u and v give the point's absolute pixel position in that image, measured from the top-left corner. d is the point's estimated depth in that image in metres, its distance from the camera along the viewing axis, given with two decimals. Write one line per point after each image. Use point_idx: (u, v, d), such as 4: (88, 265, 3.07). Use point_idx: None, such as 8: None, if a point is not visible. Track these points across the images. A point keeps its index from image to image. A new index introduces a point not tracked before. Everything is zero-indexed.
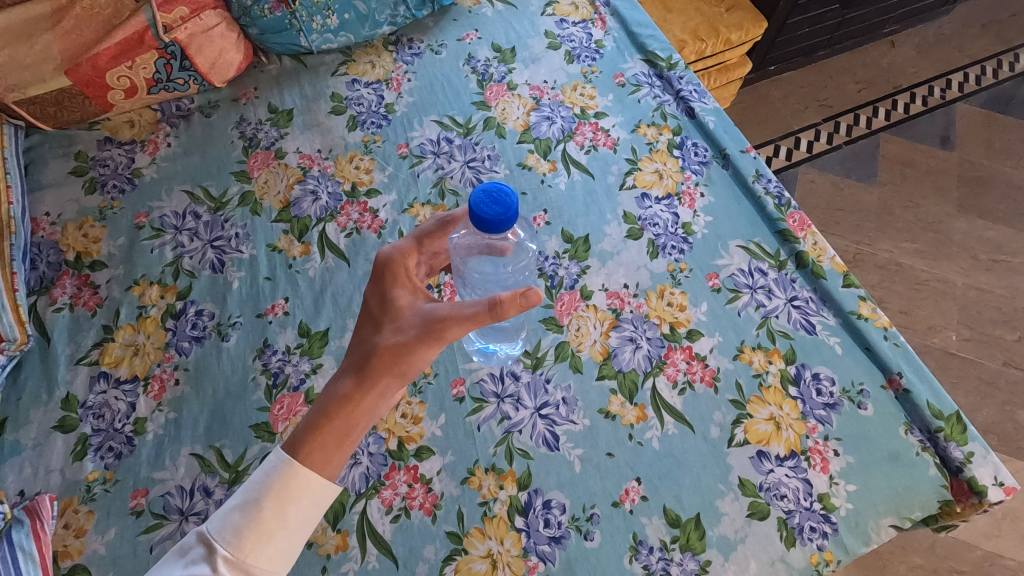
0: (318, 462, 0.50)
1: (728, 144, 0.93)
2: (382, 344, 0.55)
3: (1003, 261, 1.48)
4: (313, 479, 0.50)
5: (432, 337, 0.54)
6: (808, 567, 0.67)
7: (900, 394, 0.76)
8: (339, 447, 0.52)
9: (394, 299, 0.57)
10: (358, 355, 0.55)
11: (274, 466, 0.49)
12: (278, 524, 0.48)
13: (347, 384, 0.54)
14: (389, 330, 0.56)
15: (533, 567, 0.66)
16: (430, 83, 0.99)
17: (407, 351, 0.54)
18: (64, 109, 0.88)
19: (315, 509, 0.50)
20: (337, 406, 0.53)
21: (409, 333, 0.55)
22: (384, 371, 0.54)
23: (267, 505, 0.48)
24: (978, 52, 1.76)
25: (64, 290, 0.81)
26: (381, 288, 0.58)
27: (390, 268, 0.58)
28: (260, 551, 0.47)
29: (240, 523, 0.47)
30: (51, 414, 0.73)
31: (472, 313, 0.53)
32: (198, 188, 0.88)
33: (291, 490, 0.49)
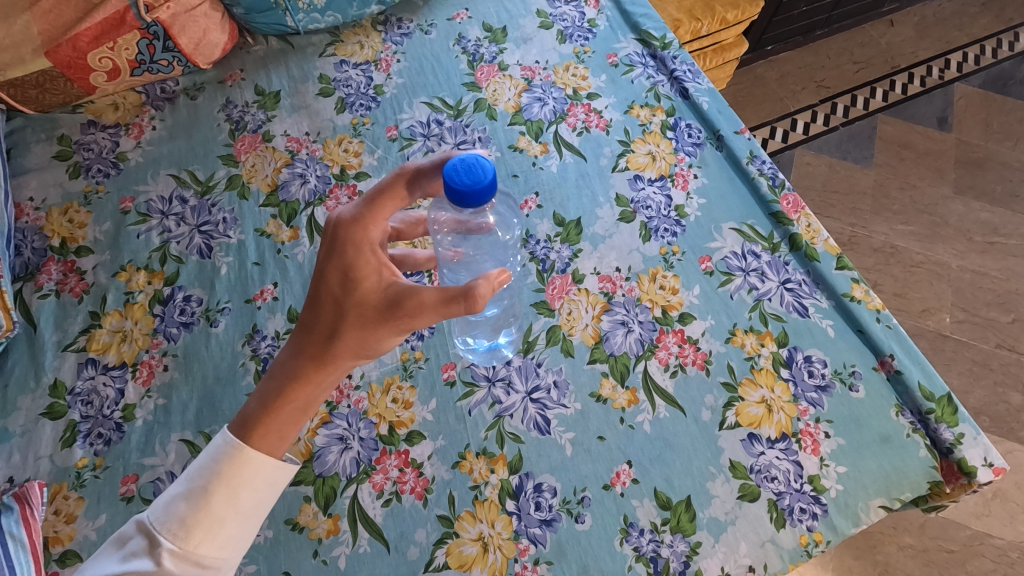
0: (275, 440, 0.53)
1: (722, 125, 0.92)
2: (345, 325, 0.55)
3: (998, 243, 1.48)
4: (265, 464, 0.52)
5: (398, 321, 0.54)
6: (798, 548, 0.68)
7: (892, 376, 0.75)
8: (295, 424, 0.54)
9: (358, 276, 0.54)
10: (320, 334, 0.55)
11: (221, 454, 0.51)
12: (227, 513, 0.50)
13: (309, 365, 0.55)
14: (353, 314, 0.55)
15: (524, 550, 0.67)
16: (419, 64, 0.97)
17: (371, 333, 0.55)
18: (46, 92, 0.87)
19: (267, 492, 0.53)
20: (298, 384, 0.54)
21: (374, 317, 0.54)
22: (346, 351, 0.55)
23: (216, 494, 0.50)
24: (978, 32, 1.74)
25: (50, 276, 0.80)
26: (344, 263, 0.54)
27: (354, 238, 0.54)
28: (210, 539, 0.49)
29: (187, 515, 0.49)
30: (39, 401, 0.73)
31: (442, 296, 0.52)
32: (185, 172, 0.87)
33: (241, 477, 0.51)
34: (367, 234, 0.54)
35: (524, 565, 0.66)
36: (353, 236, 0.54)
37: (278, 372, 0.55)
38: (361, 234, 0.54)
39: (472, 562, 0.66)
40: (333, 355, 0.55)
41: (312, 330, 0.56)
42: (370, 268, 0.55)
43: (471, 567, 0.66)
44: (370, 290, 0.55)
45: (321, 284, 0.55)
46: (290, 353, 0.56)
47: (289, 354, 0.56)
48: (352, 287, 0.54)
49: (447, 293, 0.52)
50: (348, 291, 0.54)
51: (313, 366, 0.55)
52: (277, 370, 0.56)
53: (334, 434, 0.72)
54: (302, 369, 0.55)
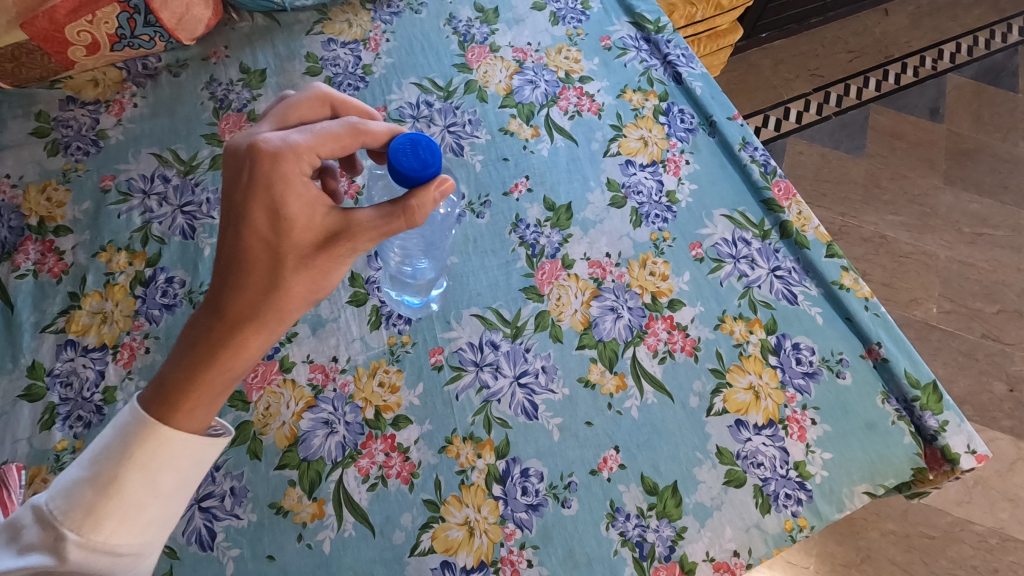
0: (206, 408, 0.51)
1: (715, 111, 0.91)
2: (286, 274, 0.52)
3: (986, 234, 1.49)
4: (185, 445, 0.50)
5: (342, 252, 0.53)
6: (782, 533, 0.68)
7: (879, 363, 0.76)
8: (227, 394, 0.51)
9: (287, 214, 0.51)
10: (251, 288, 0.52)
11: (131, 435, 0.48)
12: (144, 500, 0.48)
13: (243, 324, 0.51)
14: (293, 260, 0.52)
15: (510, 534, 0.67)
16: (409, 44, 0.95)
17: (313, 277, 0.53)
18: (22, 65, 0.84)
19: (189, 472, 0.51)
20: (237, 351, 0.51)
21: (315, 257, 0.52)
22: (289, 299, 0.52)
23: (129, 480, 0.48)
24: (972, 23, 1.74)
25: (27, 256, 0.78)
26: (269, 199, 0.50)
27: (279, 170, 0.50)
28: (125, 528, 0.48)
29: (93, 502, 0.46)
30: (16, 382, 0.71)
31: (389, 221, 0.53)
32: (167, 151, 0.85)
33: (156, 460, 0.48)
34: (302, 173, 0.51)
35: (510, 549, 0.66)
36: (276, 168, 0.50)
37: (204, 339, 0.51)
38: (281, 170, 0.50)
39: (457, 546, 0.66)
40: (273, 308, 0.52)
41: (238, 285, 0.52)
42: (301, 201, 0.51)
43: (457, 551, 0.66)
44: (305, 228, 0.52)
45: (244, 228, 0.51)
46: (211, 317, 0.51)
47: (209, 317, 0.52)
48: (283, 227, 0.51)
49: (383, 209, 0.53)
50: (278, 233, 0.51)
51: (252, 321, 0.51)
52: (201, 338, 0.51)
53: (319, 418, 0.71)
54: (231, 330, 0.51)
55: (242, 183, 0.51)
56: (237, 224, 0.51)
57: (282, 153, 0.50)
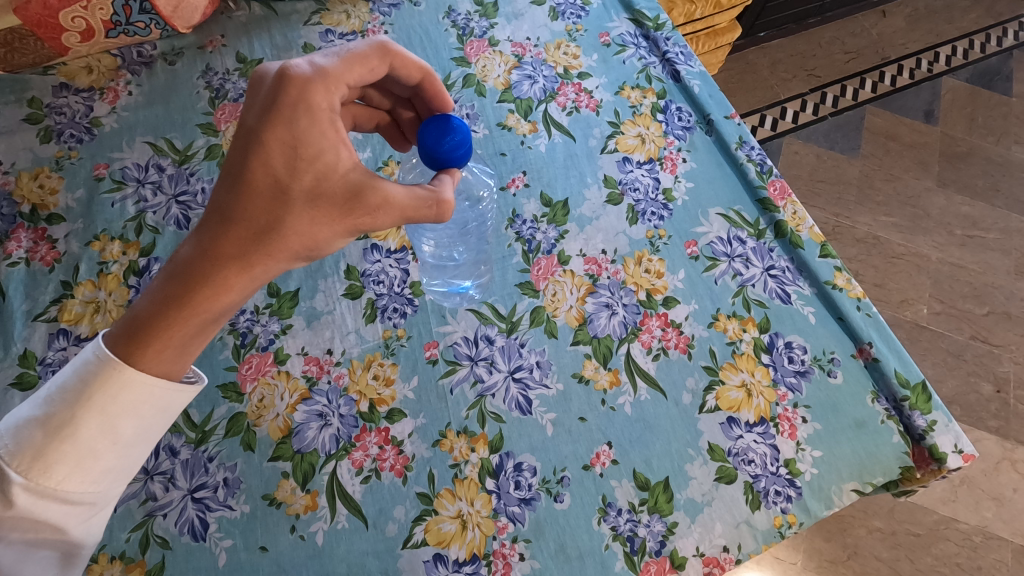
0: (181, 337, 0.51)
1: (713, 110, 0.91)
2: (287, 219, 0.51)
3: (977, 237, 1.50)
4: (146, 391, 0.50)
5: (353, 217, 0.53)
6: (771, 529, 0.69)
7: (870, 363, 0.76)
8: (205, 335, 0.52)
9: (305, 152, 0.51)
10: (245, 223, 0.51)
11: (89, 377, 0.49)
12: (102, 445, 0.50)
13: (230, 260, 0.51)
14: (297, 206, 0.51)
15: (503, 528, 0.67)
16: (407, 36, 0.94)
17: (313, 229, 0.52)
18: (15, 51, 0.83)
19: (149, 420, 0.52)
20: (220, 288, 0.51)
21: (324, 209, 0.52)
22: (280, 248, 0.52)
23: (86, 424, 0.49)
24: (968, 26, 1.75)
25: (19, 244, 0.77)
26: (290, 131, 0.50)
27: (308, 102, 0.50)
28: (79, 473, 0.49)
29: (45, 447, 0.47)
30: (8, 370, 0.71)
31: (415, 202, 0.55)
32: (162, 140, 0.85)
33: (114, 406, 0.49)
34: (328, 108, 0.51)
35: (502, 542, 0.67)
36: (304, 96, 0.50)
37: (190, 266, 0.50)
38: (310, 101, 0.50)
39: (450, 539, 0.66)
40: (264, 252, 0.51)
41: (235, 217, 0.51)
42: (322, 143, 0.51)
43: (449, 544, 0.66)
44: (320, 171, 0.51)
45: (258, 156, 0.50)
46: (199, 245, 0.51)
47: (198, 244, 0.51)
48: (298, 168, 0.51)
49: (414, 192, 0.55)
50: (292, 172, 0.51)
51: (246, 256, 0.51)
52: (184, 265, 0.51)
53: (313, 410, 0.71)
54: (216, 264, 0.50)
55: (263, 107, 0.50)
56: (251, 149, 0.50)
57: (314, 85, 0.50)
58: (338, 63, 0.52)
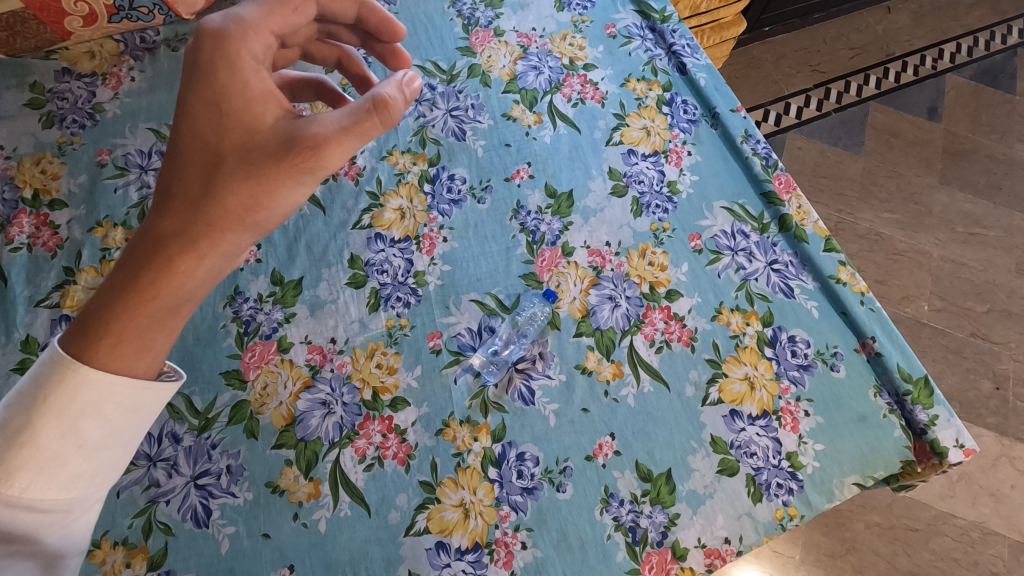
0: (135, 330, 0.47)
1: (718, 103, 0.91)
2: (223, 178, 0.50)
3: (979, 234, 1.51)
4: (109, 388, 0.45)
5: (294, 158, 0.51)
6: (773, 522, 0.69)
7: (872, 357, 0.77)
8: (163, 328, 0.48)
9: (230, 103, 0.51)
10: (185, 193, 0.50)
11: (45, 378, 0.44)
12: (67, 448, 0.44)
13: (175, 234, 0.48)
14: (230, 161, 0.50)
15: (505, 517, 0.67)
16: (412, 25, 0.94)
17: (257, 181, 0.50)
18: (16, 35, 0.82)
19: (118, 419, 0.47)
20: (168, 265, 0.48)
21: (263, 159, 0.51)
22: (225, 207, 0.50)
23: (46, 427, 0.43)
24: (973, 23, 1.74)
25: (21, 229, 0.77)
26: (211, 87, 0.50)
27: (224, 52, 0.50)
28: (45, 479, 0.43)
29: (4, 453, 0.42)
30: (10, 356, 0.70)
31: (354, 123, 0.51)
32: (165, 127, 0.84)
33: (76, 407, 0.44)
34: (251, 61, 0.51)
35: (505, 531, 0.67)
36: (219, 47, 0.50)
37: (135, 250, 0.48)
38: (227, 52, 0.50)
39: (452, 527, 0.66)
40: (209, 218, 0.50)
41: (174, 190, 0.50)
42: (245, 95, 0.51)
43: (451, 532, 0.66)
44: (250, 122, 0.51)
45: (186, 123, 0.51)
46: (143, 228, 0.49)
47: (142, 228, 0.49)
48: (225, 124, 0.51)
49: (350, 110, 0.52)
50: (224, 128, 0.51)
51: (192, 226, 0.49)
52: (131, 252, 0.48)
53: (316, 399, 0.71)
54: (161, 242, 0.48)
55: (186, 75, 0.51)
56: (178, 119, 0.51)
57: (227, 32, 0.50)
58: (253, 12, 0.52)
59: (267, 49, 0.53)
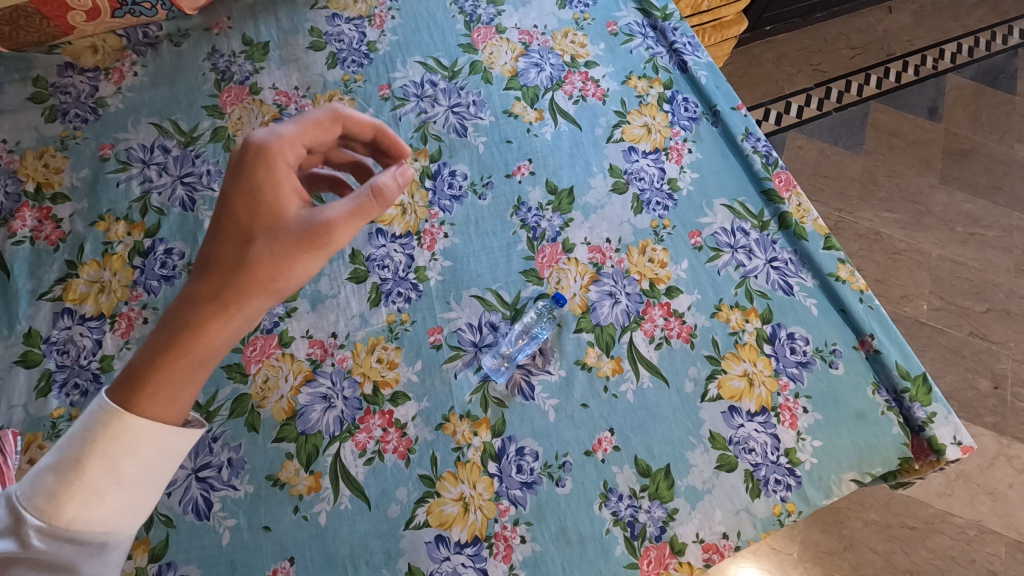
0: (167, 392, 0.50)
1: (719, 100, 0.91)
2: (254, 252, 0.53)
3: (978, 234, 1.51)
4: (148, 430, 0.49)
5: (310, 241, 0.53)
6: (771, 517, 0.70)
7: (871, 355, 0.77)
8: (190, 380, 0.51)
9: (263, 196, 0.54)
10: (220, 265, 0.53)
11: (94, 422, 0.47)
12: (107, 485, 0.47)
13: (205, 308, 0.51)
14: (260, 239, 0.53)
15: (504, 511, 0.67)
16: (414, 22, 0.94)
17: (281, 257, 0.53)
18: (20, 29, 0.83)
19: (154, 461, 0.49)
20: (199, 325, 0.51)
21: (285, 239, 0.53)
22: (251, 280, 0.52)
23: (91, 465, 0.46)
24: (974, 23, 1.74)
25: (24, 223, 0.77)
26: (249, 181, 0.54)
27: (264, 155, 0.55)
28: (87, 513, 0.46)
29: (55, 488, 0.45)
30: (12, 349, 0.71)
31: (359, 205, 0.54)
32: (168, 121, 0.84)
33: (118, 445, 0.47)
34: (286, 166, 0.55)
35: (504, 525, 0.67)
36: (261, 151, 0.55)
37: (175, 314, 0.51)
38: (266, 155, 0.55)
39: (452, 521, 0.67)
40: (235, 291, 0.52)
41: (205, 271, 0.53)
42: (277, 189, 0.55)
43: (451, 526, 0.67)
44: (277, 211, 0.54)
45: (224, 211, 0.54)
46: (182, 299, 0.52)
47: (177, 304, 0.52)
48: (256, 212, 0.54)
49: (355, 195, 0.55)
50: (255, 215, 0.54)
51: (220, 300, 0.51)
52: (165, 327, 0.51)
53: (317, 393, 0.71)
54: (193, 314, 0.51)
55: (229, 174, 0.55)
56: (218, 209, 0.55)
57: (268, 142, 0.55)
58: (295, 126, 0.57)
59: (300, 155, 0.58)
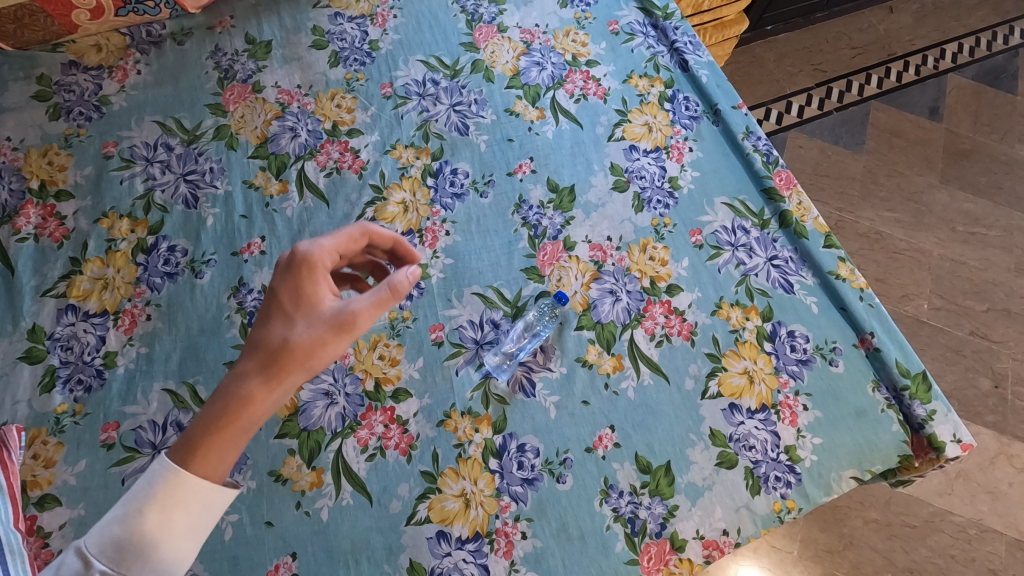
0: (214, 460, 0.49)
1: (720, 99, 0.92)
2: (296, 334, 0.54)
3: (979, 233, 1.51)
4: (202, 485, 0.48)
5: (341, 327, 0.55)
6: (770, 514, 0.70)
7: (871, 353, 0.77)
8: (236, 445, 0.50)
9: (305, 288, 0.56)
10: (263, 346, 0.53)
11: (156, 474, 0.47)
12: (161, 537, 0.46)
13: (248, 386, 0.51)
14: (300, 323, 0.54)
15: (505, 507, 0.68)
16: (416, 21, 0.94)
17: (318, 341, 0.54)
18: (25, 27, 0.84)
19: (205, 514, 0.48)
20: (246, 396, 0.51)
21: (321, 324, 0.54)
22: (292, 358, 0.53)
23: (151, 515, 0.46)
24: (975, 23, 1.75)
25: (28, 220, 0.77)
26: (293, 277, 0.56)
27: (306, 255, 0.56)
28: (142, 565, 0.45)
29: (120, 538, 0.45)
30: (16, 345, 0.71)
31: (381, 295, 0.56)
32: (171, 120, 0.85)
33: (177, 495, 0.47)
34: (326, 263, 0.57)
35: (505, 521, 0.67)
36: (305, 252, 0.56)
37: (222, 389, 0.51)
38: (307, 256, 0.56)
39: (453, 517, 0.67)
40: (275, 368, 0.52)
41: (248, 354, 0.53)
42: (316, 282, 0.56)
43: (452, 521, 0.67)
44: (314, 301, 0.56)
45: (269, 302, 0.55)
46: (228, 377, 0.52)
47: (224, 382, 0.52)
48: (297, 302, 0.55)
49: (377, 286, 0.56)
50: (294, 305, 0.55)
51: (260, 377, 0.52)
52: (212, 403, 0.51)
53: (320, 389, 0.71)
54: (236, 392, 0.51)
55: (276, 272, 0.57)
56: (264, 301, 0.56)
57: (309, 247, 0.56)
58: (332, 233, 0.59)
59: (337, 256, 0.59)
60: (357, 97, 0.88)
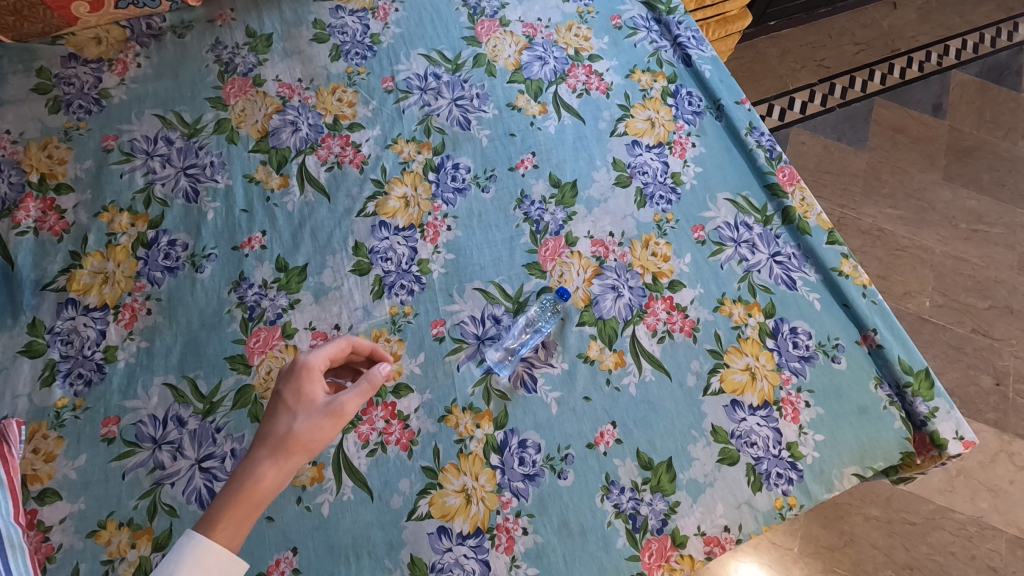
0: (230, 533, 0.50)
1: (723, 95, 0.91)
2: (297, 424, 0.56)
3: (981, 231, 1.50)
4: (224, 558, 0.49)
5: (332, 414, 0.57)
6: (772, 510, 0.70)
7: (874, 350, 0.77)
8: (247, 521, 0.52)
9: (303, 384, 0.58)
10: (267, 437, 0.55)
11: (185, 544, 0.49)
12: None
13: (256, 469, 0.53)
14: (299, 414, 0.56)
15: (507, 503, 0.68)
16: (418, 15, 0.94)
17: (318, 429, 0.56)
18: (24, 19, 0.83)
19: None
20: (258, 477, 0.53)
21: (316, 413, 0.56)
22: (294, 447, 0.55)
23: None
24: (979, 20, 1.74)
25: (28, 213, 0.77)
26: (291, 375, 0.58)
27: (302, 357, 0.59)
28: None
29: None
30: (16, 339, 0.71)
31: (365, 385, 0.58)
32: (171, 113, 0.84)
33: (205, 561, 0.48)
34: (323, 363, 0.60)
35: (506, 516, 0.67)
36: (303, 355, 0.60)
37: (235, 474, 0.53)
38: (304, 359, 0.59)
39: (454, 512, 0.67)
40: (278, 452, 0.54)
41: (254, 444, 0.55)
42: (313, 378, 0.59)
43: (453, 517, 0.67)
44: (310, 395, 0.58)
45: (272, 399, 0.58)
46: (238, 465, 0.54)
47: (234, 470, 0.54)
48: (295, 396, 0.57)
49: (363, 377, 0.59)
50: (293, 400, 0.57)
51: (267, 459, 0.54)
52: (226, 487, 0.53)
53: None
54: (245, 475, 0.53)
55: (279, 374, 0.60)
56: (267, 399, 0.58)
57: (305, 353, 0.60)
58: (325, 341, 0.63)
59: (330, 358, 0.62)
60: (359, 91, 0.88)
